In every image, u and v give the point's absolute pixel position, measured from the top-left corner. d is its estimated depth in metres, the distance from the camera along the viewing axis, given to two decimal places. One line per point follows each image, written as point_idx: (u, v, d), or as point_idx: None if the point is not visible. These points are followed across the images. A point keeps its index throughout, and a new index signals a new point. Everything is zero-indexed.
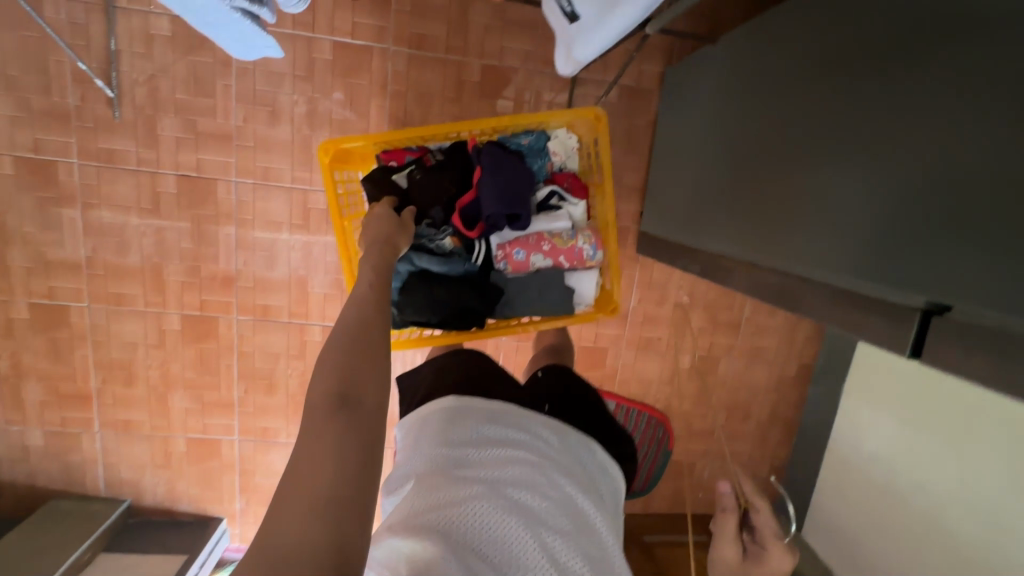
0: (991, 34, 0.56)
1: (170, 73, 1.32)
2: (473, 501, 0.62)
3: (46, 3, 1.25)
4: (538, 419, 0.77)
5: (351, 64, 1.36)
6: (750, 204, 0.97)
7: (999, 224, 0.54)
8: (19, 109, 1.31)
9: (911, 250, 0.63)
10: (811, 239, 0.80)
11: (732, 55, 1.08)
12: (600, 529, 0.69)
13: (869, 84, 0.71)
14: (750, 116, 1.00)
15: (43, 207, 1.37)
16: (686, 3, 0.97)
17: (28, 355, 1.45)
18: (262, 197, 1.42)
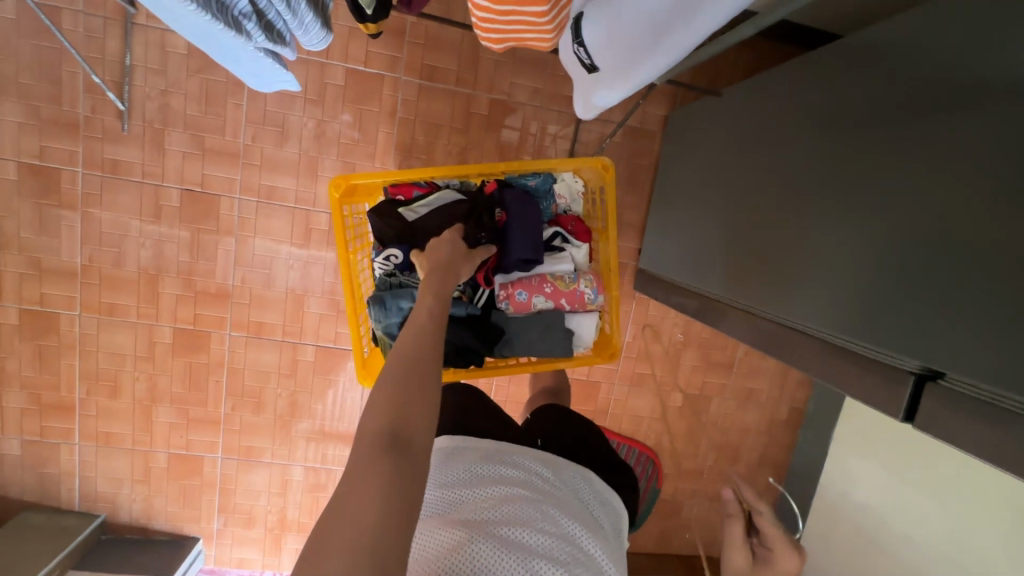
0: (991, 115, 0.58)
1: (182, 90, 1.34)
2: (467, 545, 0.61)
3: (65, 16, 1.27)
4: (527, 456, 0.78)
5: (362, 91, 1.39)
6: (751, 252, 0.99)
7: (996, 298, 0.55)
8: (28, 116, 1.32)
9: (904, 312, 0.65)
10: (808, 293, 0.81)
11: (739, 107, 1.12)
12: (602, 560, 0.68)
13: (873, 148, 0.73)
14: (753, 166, 1.03)
15: (43, 213, 1.37)
16: (702, 55, 1.00)
17: (13, 361, 1.43)
18: (265, 214, 1.42)
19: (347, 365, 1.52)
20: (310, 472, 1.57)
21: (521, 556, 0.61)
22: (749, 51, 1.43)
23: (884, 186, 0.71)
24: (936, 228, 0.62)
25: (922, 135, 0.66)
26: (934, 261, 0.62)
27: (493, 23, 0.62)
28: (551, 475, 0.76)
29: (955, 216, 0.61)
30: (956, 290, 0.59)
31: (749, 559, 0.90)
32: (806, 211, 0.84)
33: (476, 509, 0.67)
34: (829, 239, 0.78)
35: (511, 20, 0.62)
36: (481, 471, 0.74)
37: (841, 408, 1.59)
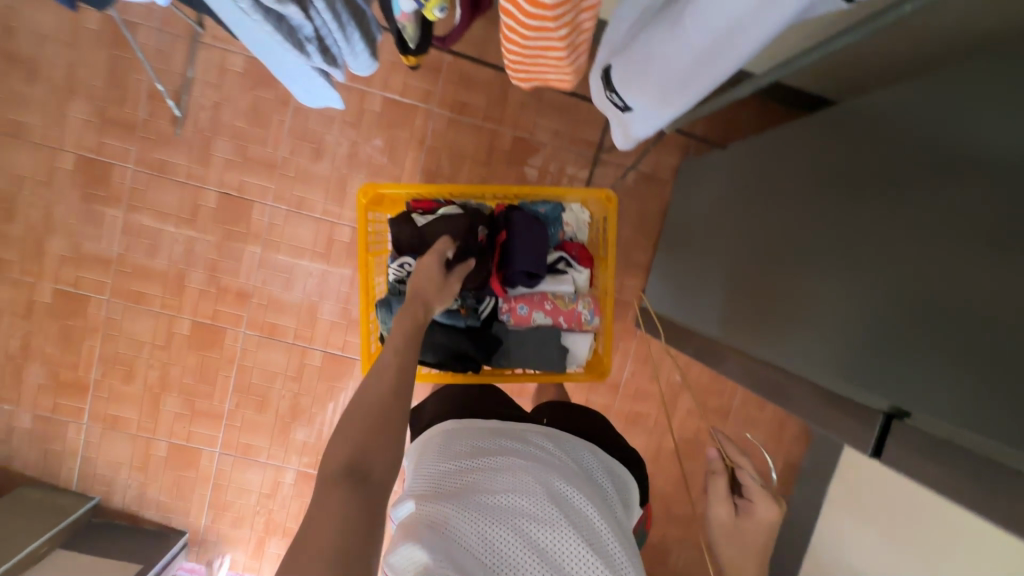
0: (961, 181, 0.64)
1: (234, 104, 1.47)
2: (454, 517, 0.66)
3: (140, 31, 1.42)
4: (518, 431, 0.81)
5: (396, 119, 1.50)
6: (749, 294, 1.04)
7: (957, 345, 0.60)
8: (93, 115, 1.45)
9: (886, 357, 0.69)
10: (801, 335, 0.86)
11: (746, 158, 1.18)
12: (593, 517, 0.70)
13: (860, 204, 0.80)
14: (757, 214, 1.08)
15: (91, 203, 1.48)
16: (710, 108, 1.08)
17: (39, 338, 1.50)
18: (292, 223, 1.51)
19: (351, 373, 1.57)
20: (302, 476, 1.60)
21: (501, 516, 0.66)
22: (760, 113, 1.52)
23: (875, 238, 0.75)
24: (917, 279, 0.67)
25: (909, 194, 0.71)
26: (917, 311, 0.66)
27: (519, 59, 0.66)
28: (546, 445, 0.81)
29: (934, 269, 0.65)
30: (933, 339, 0.63)
31: (732, 512, 0.89)
32: (803, 257, 0.89)
33: (464, 479, 0.73)
34: (823, 285, 0.83)
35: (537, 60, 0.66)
36: (475, 447, 0.78)
37: (836, 465, 1.58)
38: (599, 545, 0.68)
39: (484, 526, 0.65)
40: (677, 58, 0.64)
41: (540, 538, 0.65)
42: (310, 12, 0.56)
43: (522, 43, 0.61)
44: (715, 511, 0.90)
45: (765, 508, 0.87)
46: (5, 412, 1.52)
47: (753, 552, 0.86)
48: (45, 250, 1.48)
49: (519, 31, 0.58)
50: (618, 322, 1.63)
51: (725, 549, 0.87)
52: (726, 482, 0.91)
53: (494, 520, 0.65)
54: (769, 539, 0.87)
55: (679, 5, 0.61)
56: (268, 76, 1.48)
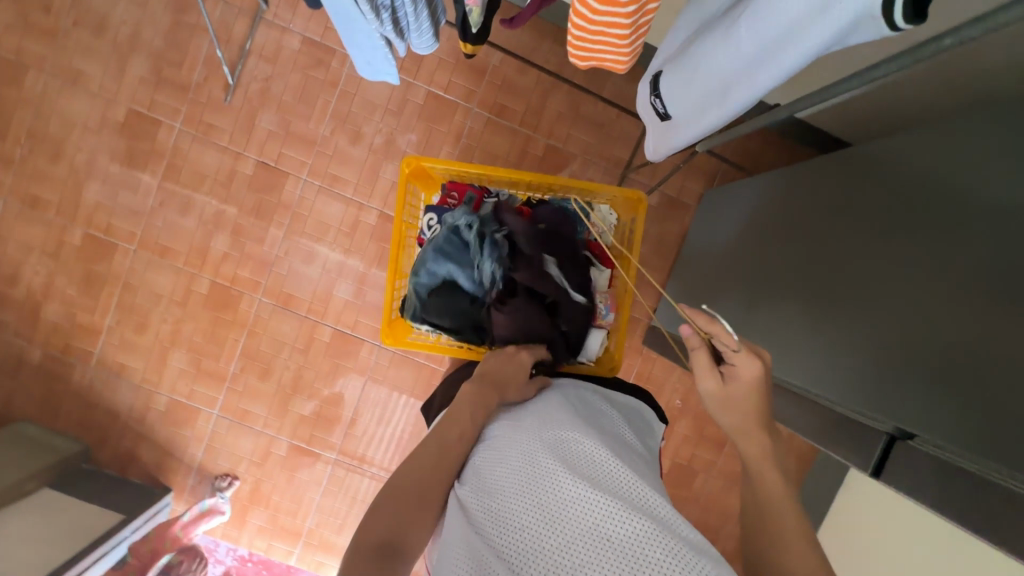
0: (964, 221, 0.67)
1: (285, 79, 1.52)
2: (469, 499, 0.69)
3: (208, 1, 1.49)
4: (531, 395, 0.83)
5: (436, 113, 1.55)
6: (758, 317, 1.07)
7: (948, 372, 0.62)
8: (151, 74, 1.51)
9: (891, 377, 0.69)
10: (804, 357, 0.89)
11: (767, 185, 1.21)
12: (598, 453, 0.68)
13: (868, 235, 0.83)
14: (774, 237, 1.10)
15: (134, 156, 1.53)
16: (735, 133, 1.12)
17: (62, 279, 1.54)
18: (322, 200, 1.56)
19: (357, 354, 1.59)
20: (294, 451, 1.60)
21: (500, 488, 0.68)
22: (789, 151, 1.56)
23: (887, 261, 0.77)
24: (926, 302, 0.68)
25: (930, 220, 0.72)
26: (923, 331, 0.67)
27: (582, 42, 0.67)
28: (549, 400, 0.80)
29: (948, 292, 0.66)
30: (941, 359, 0.64)
31: (719, 382, 0.82)
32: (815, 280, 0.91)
33: (475, 461, 0.75)
34: (832, 307, 0.84)
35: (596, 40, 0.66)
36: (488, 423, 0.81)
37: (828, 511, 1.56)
38: (602, 481, 0.64)
39: (486, 504, 0.67)
40: (727, 63, 0.66)
41: (537, 492, 0.65)
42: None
43: (589, 19, 0.62)
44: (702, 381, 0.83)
45: (752, 372, 0.79)
46: (17, 346, 1.54)
47: (751, 415, 0.79)
48: (82, 195, 1.53)
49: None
50: (626, 338, 1.65)
51: (725, 418, 0.81)
52: (706, 354, 0.82)
53: (494, 495, 0.67)
54: (767, 396, 0.79)
55: (736, 21, 0.64)
56: (321, 58, 1.55)
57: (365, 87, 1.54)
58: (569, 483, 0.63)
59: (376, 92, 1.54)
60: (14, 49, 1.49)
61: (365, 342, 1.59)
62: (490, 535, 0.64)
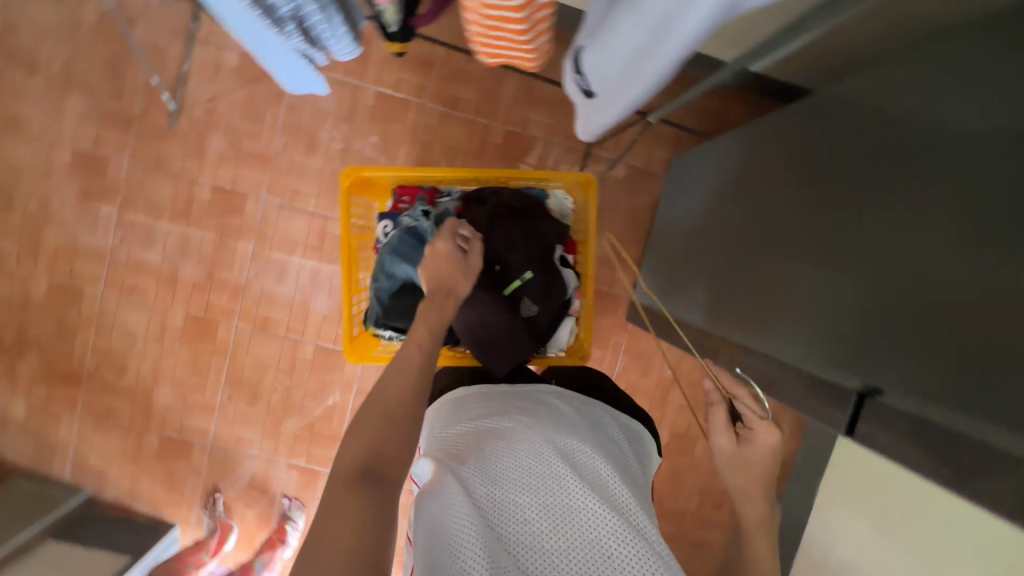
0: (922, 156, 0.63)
1: (229, 98, 1.48)
2: (469, 477, 0.67)
3: (137, 27, 1.44)
4: (540, 396, 0.83)
5: (389, 113, 1.52)
6: (735, 283, 1.03)
7: (928, 318, 0.58)
8: (90, 110, 1.47)
9: (878, 335, 0.65)
10: (785, 320, 0.85)
11: (739, 143, 1.16)
12: (607, 474, 0.69)
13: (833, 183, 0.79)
14: (750, 199, 1.04)
15: (87, 196, 1.49)
16: (693, 92, 1.08)
17: (34, 330, 1.52)
18: (285, 216, 1.53)
19: (343, 366, 1.58)
20: (293, 471, 1.60)
21: (506, 479, 0.67)
22: (750, 107, 1.54)
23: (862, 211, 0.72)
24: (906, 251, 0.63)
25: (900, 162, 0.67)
26: (906, 283, 0.62)
27: (484, 35, 0.66)
28: (554, 407, 0.80)
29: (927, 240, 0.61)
30: (922, 310, 0.59)
31: (733, 441, 0.95)
32: (793, 239, 0.86)
33: (475, 443, 0.73)
34: (813, 266, 0.79)
35: (495, 35, 0.65)
36: (488, 408, 0.79)
37: (828, 460, 1.58)
38: (610, 495, 0.67)
39: (486, 490, 0.65)
40: (636, 33, 0.60)
41: (545, 494, 0.65)
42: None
43: (482, 14, 0.60)
44: (717, 437, 0.96)
45: (768, 438, 0.91)
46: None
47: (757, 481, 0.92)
48: (40, 243, 1.50)
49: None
50: (610, 316, 1.64)
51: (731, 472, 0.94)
52: (725, 413, 0.97)
53: (500, 484, 0.66)
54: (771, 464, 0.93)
55: None
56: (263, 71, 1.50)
57: (312, 96, 1.50)
58: (579, 491, 0.65)
59: (324, 99, 1.50)
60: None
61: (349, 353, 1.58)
62: (491, 522, 0.62)
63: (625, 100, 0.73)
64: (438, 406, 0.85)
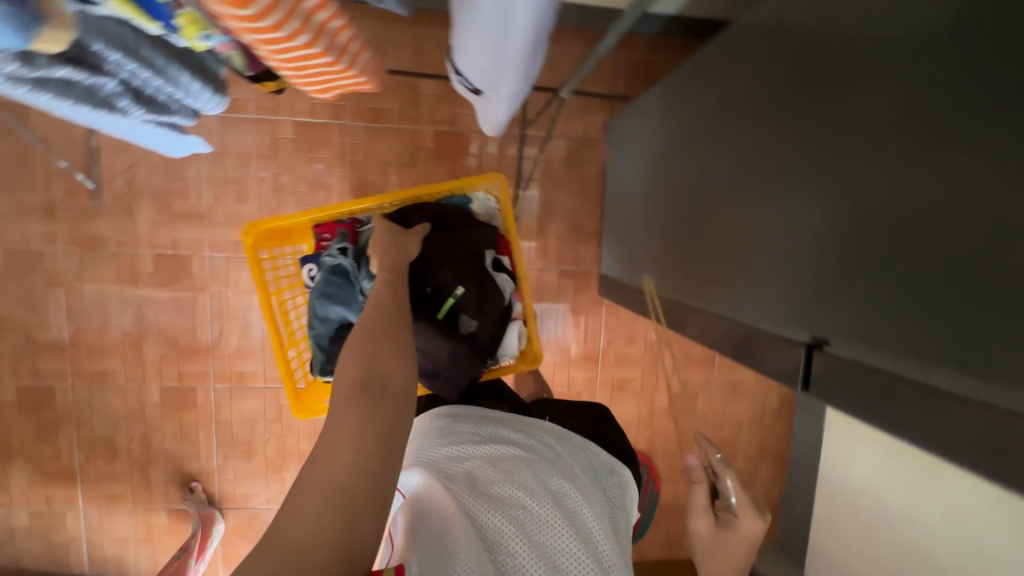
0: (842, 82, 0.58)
1: (147, 163, 1.43)
2: (463, 497, 0.65)
3: (34, 111, 1.38)
4: (537, 429, 0.82)
5: (313, 141, 1.46)
6: (687, 242, 0.99)
7: (875, 253, 0.53)
8: (10, 207, 1.42)
9: (850, 272, 0.57)
10: (736, 276, 0.80)
11: (672, 92, 1.08)
12: (598, 526, 0.68)
13: (764, 122, 0.73)
14: (698, 151, 0.96)
15: (31, 293, 1.46)
16: (617, 31, 1.02)
17: (15, 437, 1.50)
18: (235, 268, 1.49)
19: None
20: None
21: (500, 506, 0.65)
22: (677, 51, 1.48)
23: (809, 136, 0.63)
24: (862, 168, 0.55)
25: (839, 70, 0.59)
26: (861, 212, 0.55)
27: (300, 75, 0.64)
28: (547, 444, 0.79)
29: (873, 159, 0.54)
30: (868, 245, 0.54)
31: (712, 525, 0.84)
32: (747, 185, 0.77)
33: (468, 469, 0.71)
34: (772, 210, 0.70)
35: (307, 70, 0.63)
36: (484, 434, 0.78)
37: None
38: (596, 551, 0.65)
39: (479, 512, 0.64)
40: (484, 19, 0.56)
41: (534, 531, 0.63)
42: (98, 73, 0.53)
43: (280, 59, 0.58)
44: (694, 519, 0.85)
45: (751, 527, 0.81)
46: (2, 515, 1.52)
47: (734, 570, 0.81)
48: None
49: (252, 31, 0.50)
50: (583, 294, 1.60)
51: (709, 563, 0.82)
52: (705, 493, 0.85)
53: (493, 508, 0.65)
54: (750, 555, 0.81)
55: None
56: None
57: (230, 141, 1.45)
58: (567, 538, 0.64)
59: (243, 141, 1.45)
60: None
61: None
62: (479, 545, 0.60)
63: (514, 83, 0.69)
64: (425, 421, 0.83)
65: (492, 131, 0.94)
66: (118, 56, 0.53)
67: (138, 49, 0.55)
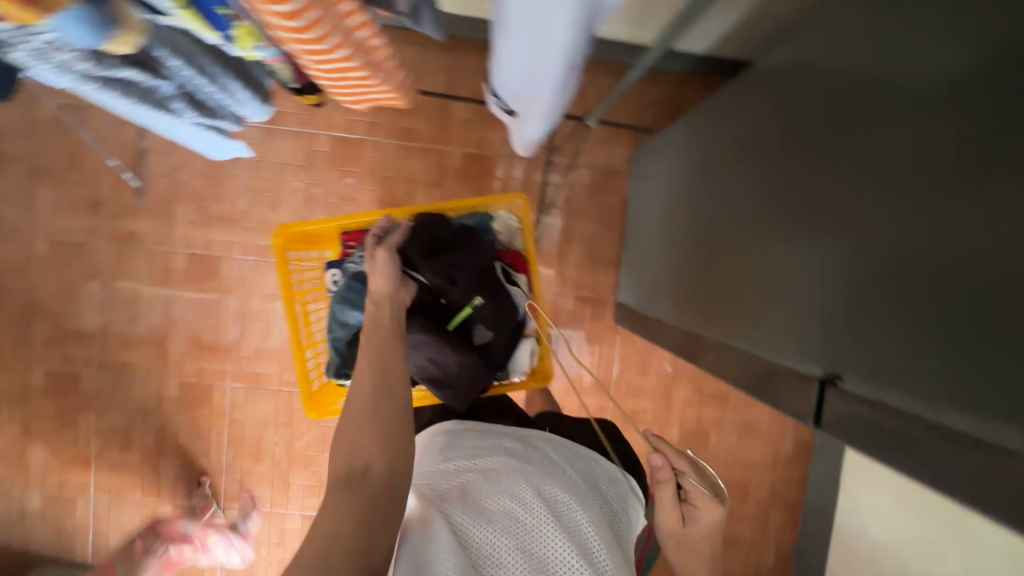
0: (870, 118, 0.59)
1: (190, 167, 1.51)
2: (454, 510, 0.66)
3: (92, 113, 1.48)
4: (532, 440, 0.82)
5: (346, 155, 1.52)
6: (705, 272, 0.98)
7: (897, 287, 0.53)
8: (60, 200, 1.51)
9: (878, 303, 0.55)
10: (754, 307, 0.79)
11: (698, 124, 1.09)
12: (591, 530, 0.67)
13: (787, 155, 0.74)
14: (719, 181, 0.96)
15: (69, 283, 1.53)
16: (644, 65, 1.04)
17: (38, 420, 1.55)
18: (261, 272, 1.54)
19: None
20: (308, 521, 1.61)
21: (490, 514, 0.65)
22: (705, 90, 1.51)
23: (837, 165, 0.63)
24: (894, 196, 0.54)
25: (867, 103, 0.59)
26: (884, 246, 0.55)
27: (335, 83, 0.67)
28: (541, 453, 0.79)
29: (899, 194, 0.54)
30: (893, 280, 0.53)
31: None
32: (770, 219, 0.76)
33: (461, 481, 0.72)
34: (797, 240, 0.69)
35: (341, 78, 0.66)
36: (479, 447, 0.79)
37: None
38: (589, 554, 0.64)
39: (469, 523, 0.64)
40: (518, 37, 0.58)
41: (524, 537, 0.63)
42: (158, 75, 0.58)
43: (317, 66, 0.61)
44: (660, 521, 0.78)
45: None
46: (16, 496, 1.56)
47: (699, 556, 0.77)
48: (32, 335, 1.54)
49: (292, 38, 0.53)
50: (599, 321, 1.61)
51: (674, 550, 0.78)
52: None
53: (483, 517, 0.65)
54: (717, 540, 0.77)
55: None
56: None
57: (269, 151, 1.52)
58: (561, 546, 0.63)
59: (281, 152, 1.51)
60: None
61: None
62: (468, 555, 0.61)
63: (548, 106, 0.72)
64: (425, 440, 0.85)
65: (525, 152, 0.96)
66: (179, 63, 0.58)
67: (196, 56, 0.60)
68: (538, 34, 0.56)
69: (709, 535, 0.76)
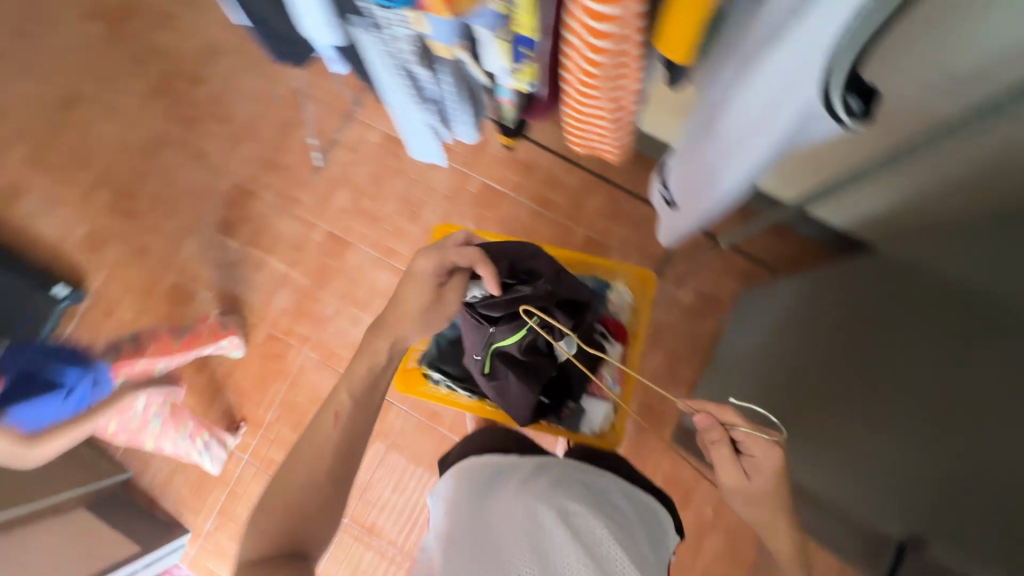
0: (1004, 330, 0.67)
1: (362, 166, 1.77)
2: (478, 528, 0.81)
3: (312, 102, 1.81)
4: (552, 470, 0.97)
5: (488, 201, 1.72)
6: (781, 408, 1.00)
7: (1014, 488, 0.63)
8: (257, 155, 1.82)
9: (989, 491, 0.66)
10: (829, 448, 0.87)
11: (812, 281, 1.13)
12: (598, 531, 0.80)
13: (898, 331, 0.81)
14: (804, 346, 1.01)
15: (229, 219, 1.79)
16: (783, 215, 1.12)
17: (147, 317, 1.75)
18: (377, 269, 1.72)
19: (385, 416, 1.63)
20: None
21: (507, 526, 0.80)
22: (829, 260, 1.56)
23: (943, 360, 0.72)
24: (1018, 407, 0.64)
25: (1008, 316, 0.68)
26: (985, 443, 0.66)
27: (575, 116, 0.69)
28: (561, 479, 0.93)
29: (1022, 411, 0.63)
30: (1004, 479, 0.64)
31: None
32: (857, 395, 0.83)
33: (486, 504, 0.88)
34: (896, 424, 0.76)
35: (586, 111, 0.66)
36: (505, 479, 0.96)
37: None
38: (598, 548, 0.77)
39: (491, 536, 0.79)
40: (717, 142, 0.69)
41: (536, 540, 0.76)
42: (431, 83, 0.74)
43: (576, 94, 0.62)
44: (720, 471, 0.82)
45: None
46: None
47: (770, 501, 0.80)
48: (180, 248, 1.79)
49: (572, 94, 0.63)
50: (654, 435, 1.58)
51: (746, 502, 0.81)
52: None
53: (502, 530, 0.79)
54: (786, 485, 0.80)
55: (710, 108, 0.69)
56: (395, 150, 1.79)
57: (428, 176, 1.75)
58: (574, 542, 0.76)
59: (438, 180, 1.74)
60: (160, 130, 1.86)
61: (393, 405, 1.64)
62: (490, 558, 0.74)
63: (711, 206, 0.81)
64: (457, 476, 1.01)
65: (667, 244, 1.04)
66: (448, 77, 0.74)
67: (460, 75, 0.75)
68: (740, 142, 0.66)
69: (776, 476, 0.79)
